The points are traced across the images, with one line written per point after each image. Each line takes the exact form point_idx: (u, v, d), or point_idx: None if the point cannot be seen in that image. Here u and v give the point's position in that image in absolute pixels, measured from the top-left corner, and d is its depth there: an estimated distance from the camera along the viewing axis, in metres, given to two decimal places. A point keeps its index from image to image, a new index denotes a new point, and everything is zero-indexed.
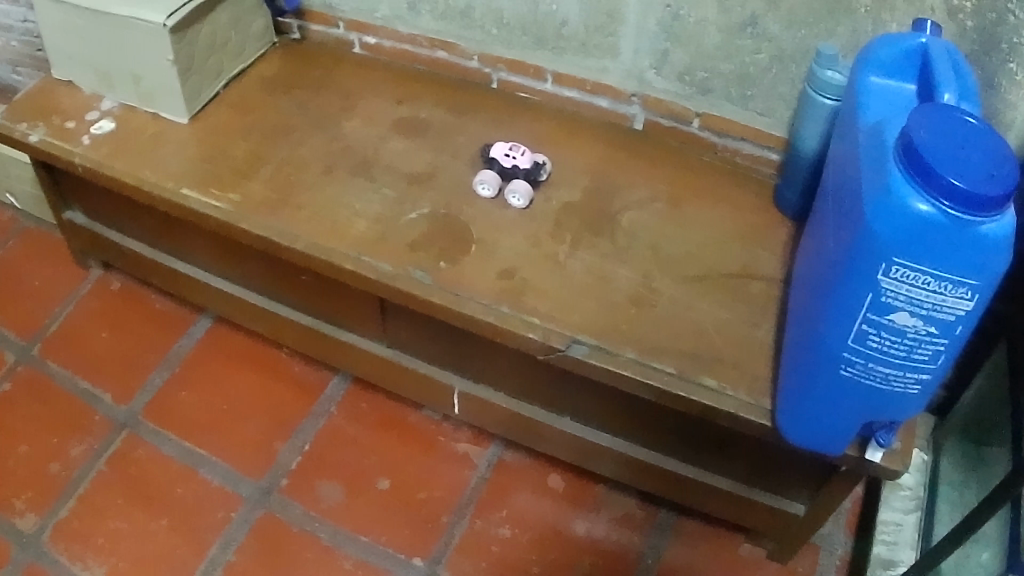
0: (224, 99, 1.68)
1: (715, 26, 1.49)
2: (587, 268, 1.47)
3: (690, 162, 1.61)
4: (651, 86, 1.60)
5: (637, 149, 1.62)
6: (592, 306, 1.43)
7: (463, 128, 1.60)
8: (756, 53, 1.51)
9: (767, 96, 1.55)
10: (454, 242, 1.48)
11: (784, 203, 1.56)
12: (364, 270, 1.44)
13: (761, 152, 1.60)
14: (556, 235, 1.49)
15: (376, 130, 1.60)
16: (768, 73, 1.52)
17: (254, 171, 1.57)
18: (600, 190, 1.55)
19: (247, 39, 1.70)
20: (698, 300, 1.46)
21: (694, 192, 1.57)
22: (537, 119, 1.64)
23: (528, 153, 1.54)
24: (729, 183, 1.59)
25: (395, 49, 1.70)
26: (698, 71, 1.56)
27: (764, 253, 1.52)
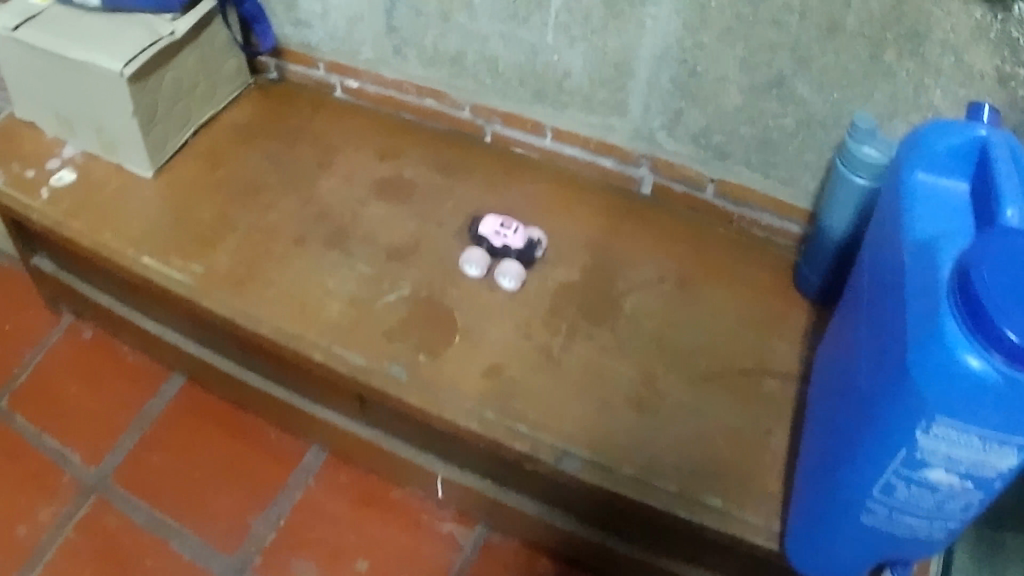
0: (192, 150, 1.53)
1: (737, 85, 1.32)
2: (582, 364, 1.31)
3: (702, 235, 1.45)
4: (662, 147, 1.43)
5: (644, 218, 1.45)
6: (587, 409, 1.27)
7: (452, 193, 1.45)
8: (781, 117, 1.33)
9: (790, 164, 1.37)
10: (435, 331, 1.32)
11: (805, 284, 1.39)
12: (335, 362, 1.30)
13: (783, 224, 1.43)
14: (549, 324, 1.33)
15: (355, 192, 1.45)
16: (794, 140, 1.35)
17: (221, 238, 1.42)
18: (601, 268, 1.39)
19: (218, 80, 1.56)
20: (704, 402, 1.30)
21: (708, 271, 1.41)
22: (535, 181, 1.48)
23: (522, 228, 1.38)
24: (746, 262, 1.43)
25: (380, 94, 1.56)
26: (716, 134, 1.38)
27: (782, 344, 1.35)
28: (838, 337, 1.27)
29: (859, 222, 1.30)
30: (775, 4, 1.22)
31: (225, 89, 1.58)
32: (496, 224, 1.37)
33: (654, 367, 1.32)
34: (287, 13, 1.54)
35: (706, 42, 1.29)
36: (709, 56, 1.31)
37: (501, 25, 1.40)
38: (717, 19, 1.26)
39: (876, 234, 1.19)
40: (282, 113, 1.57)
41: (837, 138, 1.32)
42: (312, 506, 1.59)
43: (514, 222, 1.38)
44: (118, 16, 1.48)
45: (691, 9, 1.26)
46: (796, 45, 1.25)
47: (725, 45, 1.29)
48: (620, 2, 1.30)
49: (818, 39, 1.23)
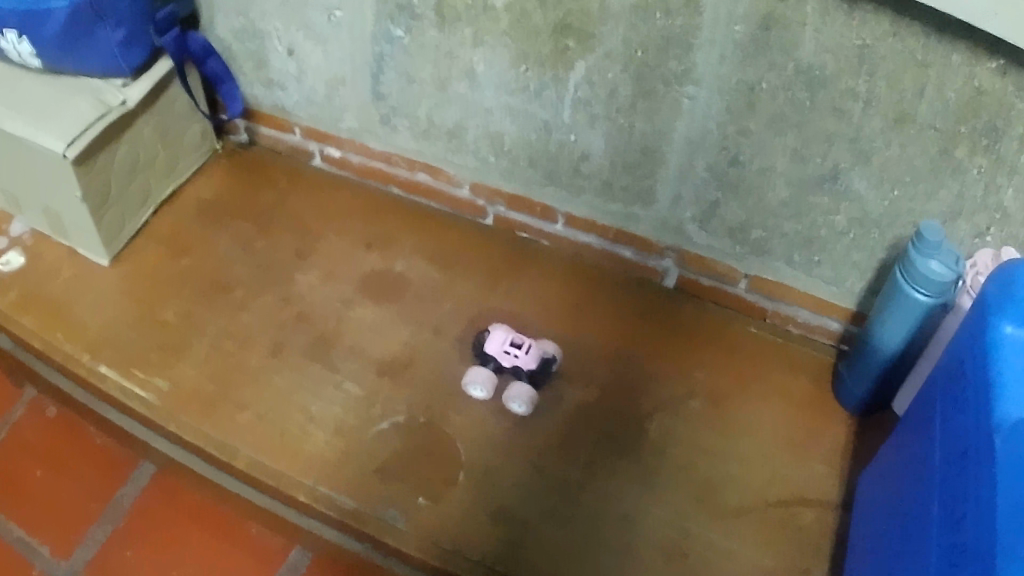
0: (158, 234, 1.39)
1: (783, 177, 1.13)
2: (602, 502, 1.14)
3: (734, 337, 1.30)
4: (692, 241, 1.28)
5: (668, 315, 1.32)
6: (611, 555, 1.09)
7: (454, 291, 1.32)
8: (832, 214, 1.13)
9: (837, 264, 1.19)
10: (433, 466, 1.15)
11: (847, 396, 1.22)
12: (322, 505, 1.13)
13: (821, 320, 1.27)
14: (563, 457, 1.17)
15: (340, 289, 1.32)
16: (845, 239, 1.15)
17: (189, 345, 1.26)
18: (621, 385, 1.24)
19: (181, 149, 1.43)
20: (740, 542, 1.11)
21: (742, 381, 1.25)
22: (551, 275, 1.36)
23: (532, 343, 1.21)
24: (781, 366, 1.27)
25: (363, 165, 1.44)
26: (753, 229, 1.21)
27: (821, 467, 1.18)
28: (886, 483, 1.06)
29: (917, 337, 1.09)
30: (837, 89, 1.01)
31: (189, 158, 1.46)
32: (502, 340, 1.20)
33: (680, 504, 1.14)
34: (258, 72, 1.40)
35: (752, 128, 1.10)
36: (754, 144, 1.11)
37: (507, 97, 1.22)
38: (767, 103, 1.06)
39: (946, 378, 0.97)
40: (254, 186, 1.46)
41: (894, 240, 1.12)
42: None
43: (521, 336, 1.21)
44: (65, 79, 1.28)
45: (737, 91, 1.07)
46: (857, 136, 1.04)
47: (774, 133, 1.09)
48: (652, 80, 1.11)
49: (883, 130, 1.02)
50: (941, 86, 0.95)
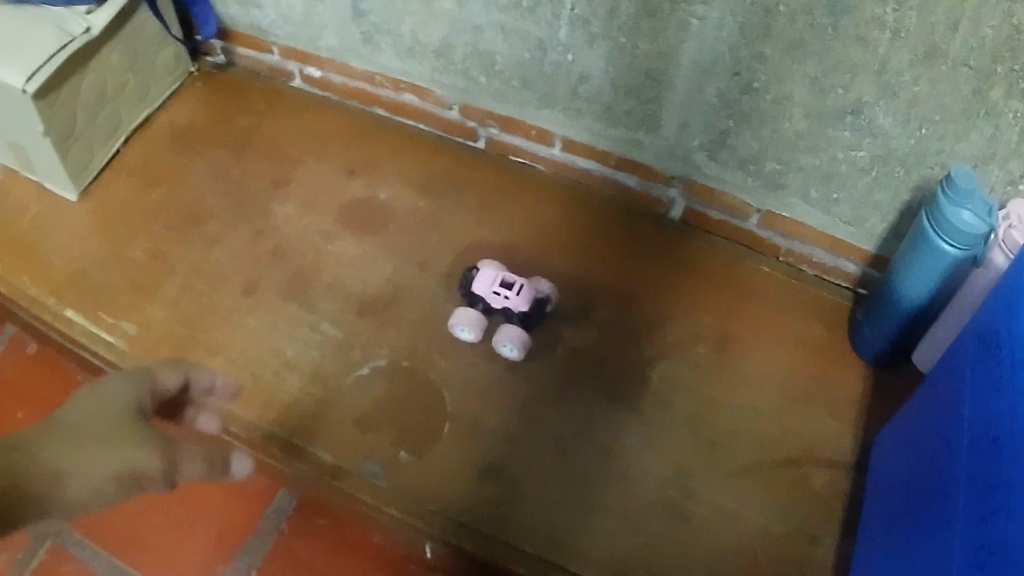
0: (136, 168, 1.32)
1: (801, 108, 1.02)
2: (599, 457, 1.06)
3: (746, 272, 1.22)
4: (702, 172, 1.18)
5: (674, 251, 1.23)
6: (605, 516, 1.02)
7: (441, 223, 1.24)
8: (854, 149, 1.03)
9: (857, 202, 1.09)
10: (416, 418, 1.08)
11: (864, 345, 1.14)
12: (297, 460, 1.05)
13: (837, 263, 1.19)
14: (558, 407, 1.09)
15: (319, 221, 1.24)
16: (866, 177, 1.05)
17: (161, 284, 1.19)
18: (620, 330, 1.16)
19: (150, 78, 1.36)
20: (744, 505, 1.04)
21: (752, 325, 1.18)
22: (548, 207, 1.26)
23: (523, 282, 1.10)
24: (794, 309, 1.19)
25: (346, 85, 1.34)
26: (768, 160, 1.11)
27: (832, 422, 1.10)
28: (903, 448, 0.99)
29: (943, 289, 1.01)
30: (862, 17, 0.90)
31: (161, 82, 1.38)
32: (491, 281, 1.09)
33: (684, 461, 1.06)
34: None
35: (768, 54, 0.99)
36: (769, 72, 1.00)
37: (499, 15, 1.10)
38: (785, 28, 0.95)
39: (974, 344, 0.88)
40: (230, 112, 1.39)
41: (920, 180, 1.02)
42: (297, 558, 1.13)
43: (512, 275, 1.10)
44: (29, 8, 1.19)
45: (751, 13, 0.95)
46: (883, 68, 0.93)
47: (792, 60, 0.98)
48: None
49: (911, 64, 0.91)
50: (976, 20, 0.84)
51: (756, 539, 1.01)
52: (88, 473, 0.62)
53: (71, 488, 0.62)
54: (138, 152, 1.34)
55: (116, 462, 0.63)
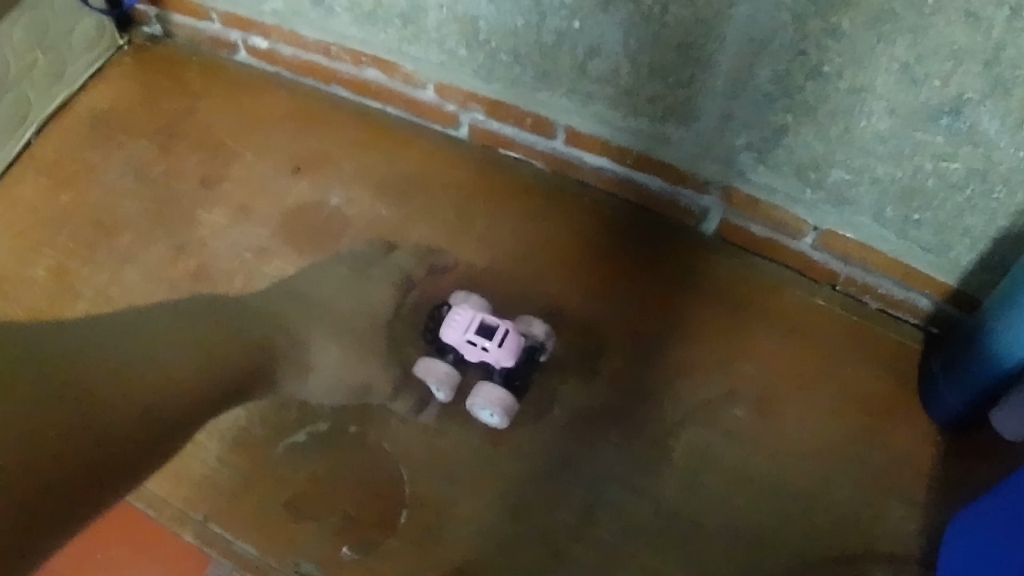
0: (41, 162, 1.06)
1: (884, 102, 0.74)
2: (596, 554, 0.81)
3: (792, 303, 0.95)
4: (746, 178, 0.90)
5: (699, 275, 0.96)
6: None
7: (408, 238, 0.98)
8: (947, 160, 0.76)
9: (945, 225, 0.82)
10: (367, 503, 0.83)
11: (937, 404, 0.86)
12: (213, 550, 0.83)
13: (907, 296, 0.91)
14: (544, 486, 0.85)
15: (254, 232, 0.98)
16: (959, 196, 0.78)
17: (61, 316, 0.93)
18: (629, 382, 0.90)
19: (67, 51, 1.08)
20: None
21: (800, 374, 0.91)
22: (546, 219, 0.99)
23: (509, 327, 0.83)
24: (860, 353, 0.92)
25: (297, 59, 1.07)
26: (833, 167, 0.83)
27: (900, 505, 0.84)
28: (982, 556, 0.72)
29: None
30: None
31: (81, 59, 1.11)
32: (467, 325, 0.82)
33: (711, 561, 0.81)
34: None
35: (845, 28, 0.70)
36: (845, 52, 0.72)
37: None
38: None
39: None
40: (158, 92, 1.12)
41: None
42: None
43: (495, 317, 0.83)
44: None
45: None
46: (997, 57, 0.65)
47: (875, 38, 0.70)
48: None
49: None
50: None
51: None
52: (325, 378, 0.89)
53: (312, 385, 0.89)
54: (45, 139, 1.08)
55: (364, 381, 0.90)
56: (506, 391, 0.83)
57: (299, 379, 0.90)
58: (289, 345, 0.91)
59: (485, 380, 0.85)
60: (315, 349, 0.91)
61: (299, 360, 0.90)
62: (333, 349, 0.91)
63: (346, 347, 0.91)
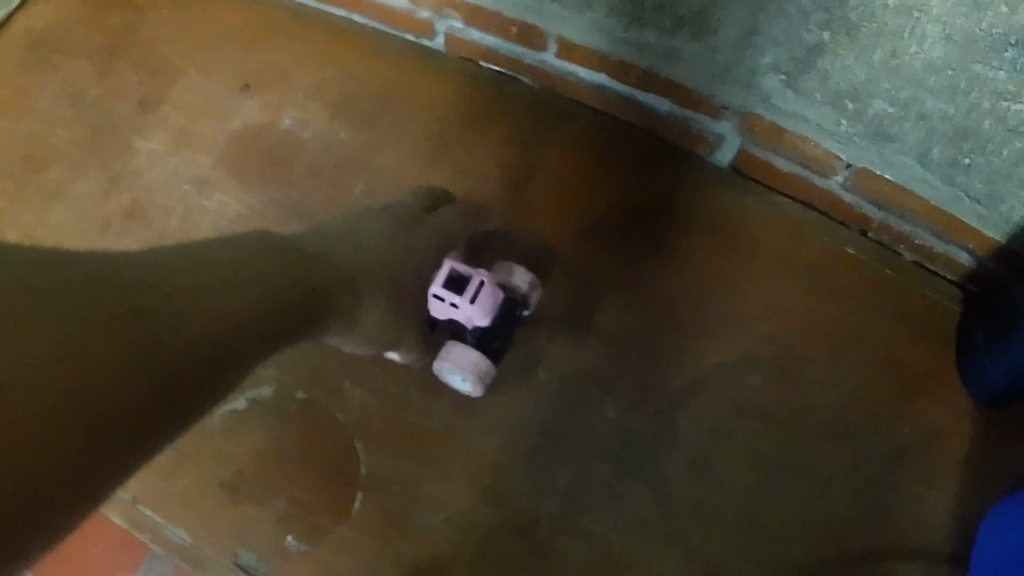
0: None
1: (941, 23, 0.55)
2: (577, 549, 0.70)
3: (815, 254, 0.78)
4: (771, 104, 0.71)
5: (701, 220, 0.79)
6: None
7: (373, 171, 0.82)
8: (1011, 99, 0.57)
9: (1001, 176, 0.63)
10: (313, 487, 0.72)
11: (979, 379, 0.70)
12: (147, 536, 0.73)
13: (945, 248, 0.74)
14: (519, 465, 0.72)
15: (197, 162, 0.83)
16: (1018, 142, 0.60)
17: None
18: (621, 346, 0.76)
19: None
20: None
21: (823, 339, 0.76)
22: (527, 145, 0.82)
23: (483, 276, 0.68)
24: (894, 315, 0.76)
25: None
26: (873, 96, 0.64)
27: (933, 496, 0.71)
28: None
29: None
30: None
31: None
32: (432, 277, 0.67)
33: (719, 559, 0.70)
34: None
35: None
36: None
37: None
38: None
39: None
40: None
41: None
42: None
43: (466, 265, 0.68)
44: None
45: None
46: None
47: None
48: None
49: None
50: None
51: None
52: (366, 324, 0.73)
53: (362, 328, 0.73)
54: None
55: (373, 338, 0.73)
56: (478, 354, 0.70)
57: (342, 331, 0.73)
58: (327, 291, 0.73)
59: (454, 340, 0.71)
60: (370, 300, 0.74)
61: (339, 314, 0.72)
62: (380, 294, 0.75)
63: (387, 305, 0.74)
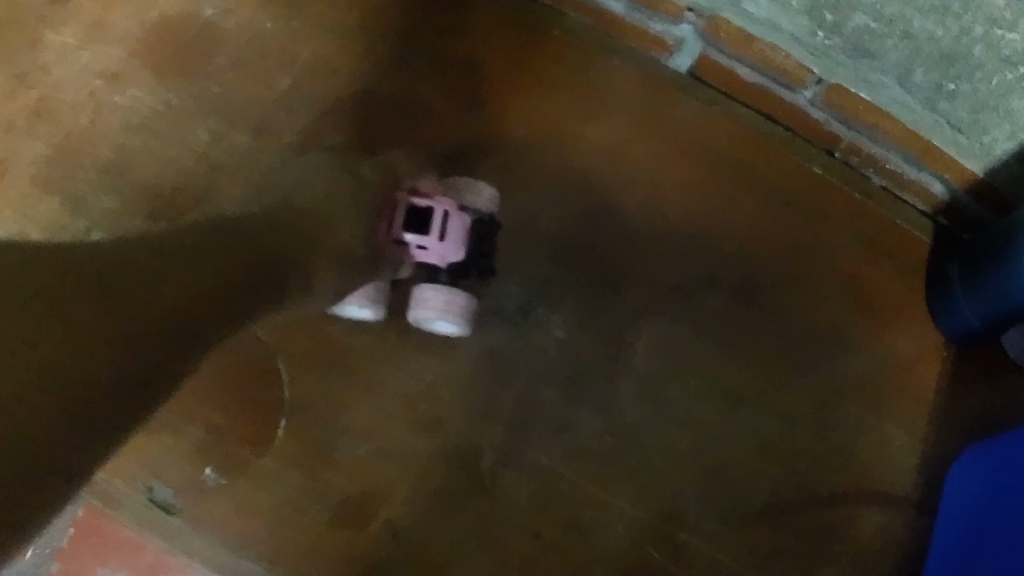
0: None
1: None
2: (527, 482, 0.66)
3: (782, 174, 0.71)
4: (741, 11, 0.62)
5: (659, 132, 0.72)
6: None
7: (303, 67, 0.72)
8: (1005, 27, 0.50)
9: (988, 105, 0.57)
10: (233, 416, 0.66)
11: (953, 318, 0.67)
12: None
13: (918, 176, 0.67)
14: (463, 389, 0.67)
15: (105, 51, 0.72)
16: (1010, 73, 0.53)
17: None
18: (577, 266, 0.69)
19: None
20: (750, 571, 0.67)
21: (786, 269, 0.70)
22: (462, 42, 0.72)
23: (447, 205, 0.61)
24: (860, 243, 0.70)
25: None
26: (854, 9, 0.56)
27: (899, 435, 0.69)
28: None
29: None
30: None
31: None
32: (393, 221, 0.60)
33: (673, 492, 0.67)
34: None
35: None
36: None
37: None
38: None
39: None
40: None
41: None
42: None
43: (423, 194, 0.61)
44: None
45: None
46: None
47: None
48: None
49: None
50: None
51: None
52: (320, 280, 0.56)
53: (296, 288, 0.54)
54: None
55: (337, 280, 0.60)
56: (455, 292, 0.64)
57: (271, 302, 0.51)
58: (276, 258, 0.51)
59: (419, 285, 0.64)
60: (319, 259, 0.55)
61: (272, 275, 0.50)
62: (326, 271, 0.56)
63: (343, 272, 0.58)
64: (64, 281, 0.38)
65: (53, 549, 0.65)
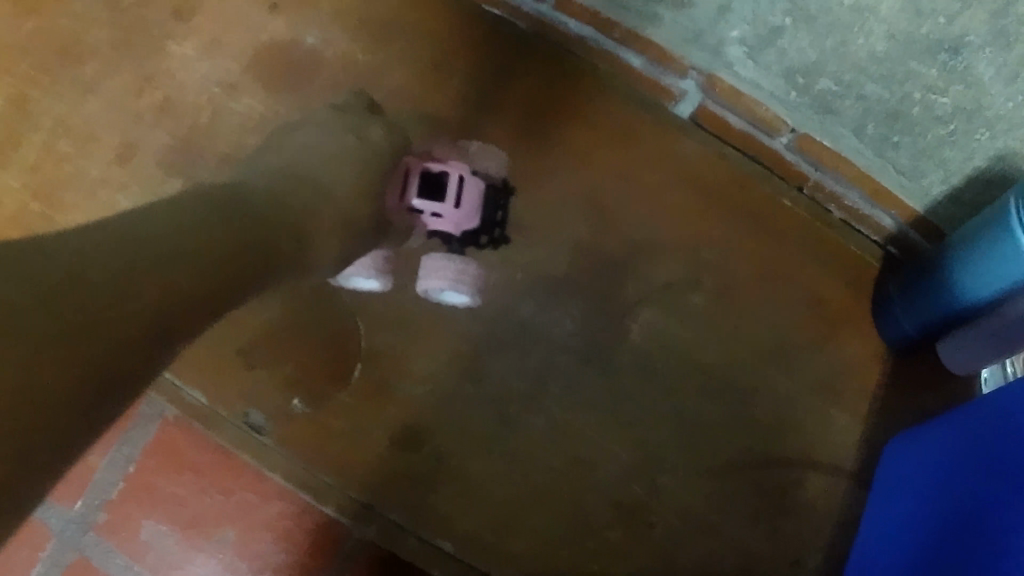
0: None
1: (885, 26, 0.66)
2: (542, 429, 0.86)
3: (760, 201, 0.90)
4: (734, 71, 0.81)
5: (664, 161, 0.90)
6: (540, 503, 0.84)
7: (383, 90, 0.91)
8: (937, 93, 0.68)
9: (919, 155, 0.76)
10: (314, 361, 0.86)
11: (891, 326, 0.85)
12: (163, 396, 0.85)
13: (871, 211, 0.86)
14: (497, 352, 0.87)
15: (223, 64, 0.91)
16: (940, 130, 0.71)
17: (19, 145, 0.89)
18: (592, 262, 0.88)
19: None
20: (712, 509, 0.85)
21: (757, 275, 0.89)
22: (512, 79, 0.91)
23: (459, 172, 0.80)
24: (817, 259, 0.89)
25: None
26: (822, 75, 0.75)
27: (839, 413, 0.87)
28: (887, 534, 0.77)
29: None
30: None
31: None
32: (408, 189, 0.78)
33: (654, 443, 0.86)
34: None
35: None
36: None
37: None
38: None
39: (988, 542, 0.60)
40: None
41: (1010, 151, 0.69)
42: (174, 561, 0.84)
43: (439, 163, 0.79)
44: None
45: None
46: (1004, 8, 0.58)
47: None
48: None
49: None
50: None
51: (725, 561, 0.84)
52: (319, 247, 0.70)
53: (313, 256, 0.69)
54: None
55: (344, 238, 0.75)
56: (466, 265, 0.83)
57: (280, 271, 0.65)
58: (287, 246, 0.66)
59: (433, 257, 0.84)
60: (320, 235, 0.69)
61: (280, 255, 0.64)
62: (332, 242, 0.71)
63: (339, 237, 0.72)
64: (128, 257, 0.50)
65: (103, 501, 0.85)
